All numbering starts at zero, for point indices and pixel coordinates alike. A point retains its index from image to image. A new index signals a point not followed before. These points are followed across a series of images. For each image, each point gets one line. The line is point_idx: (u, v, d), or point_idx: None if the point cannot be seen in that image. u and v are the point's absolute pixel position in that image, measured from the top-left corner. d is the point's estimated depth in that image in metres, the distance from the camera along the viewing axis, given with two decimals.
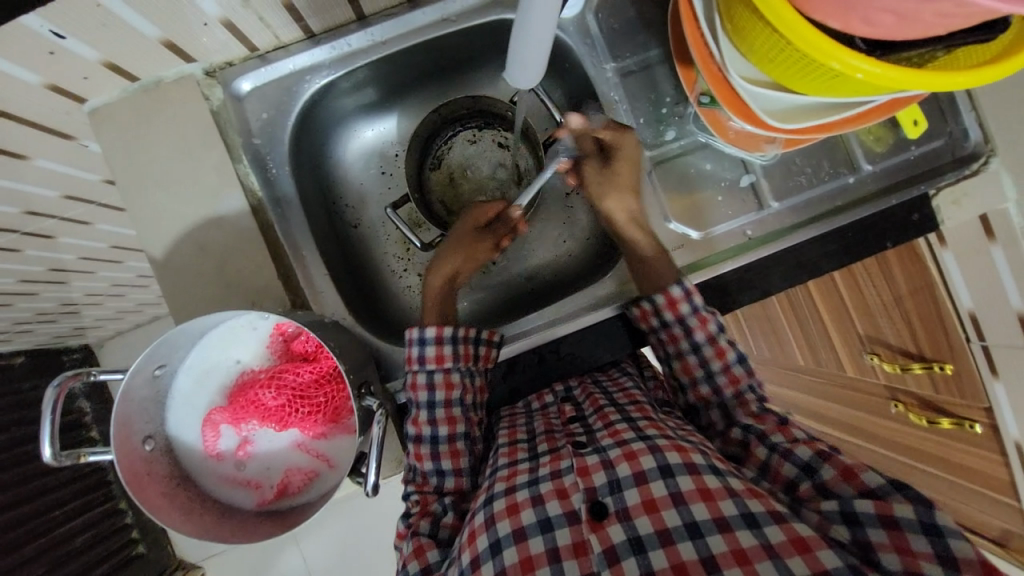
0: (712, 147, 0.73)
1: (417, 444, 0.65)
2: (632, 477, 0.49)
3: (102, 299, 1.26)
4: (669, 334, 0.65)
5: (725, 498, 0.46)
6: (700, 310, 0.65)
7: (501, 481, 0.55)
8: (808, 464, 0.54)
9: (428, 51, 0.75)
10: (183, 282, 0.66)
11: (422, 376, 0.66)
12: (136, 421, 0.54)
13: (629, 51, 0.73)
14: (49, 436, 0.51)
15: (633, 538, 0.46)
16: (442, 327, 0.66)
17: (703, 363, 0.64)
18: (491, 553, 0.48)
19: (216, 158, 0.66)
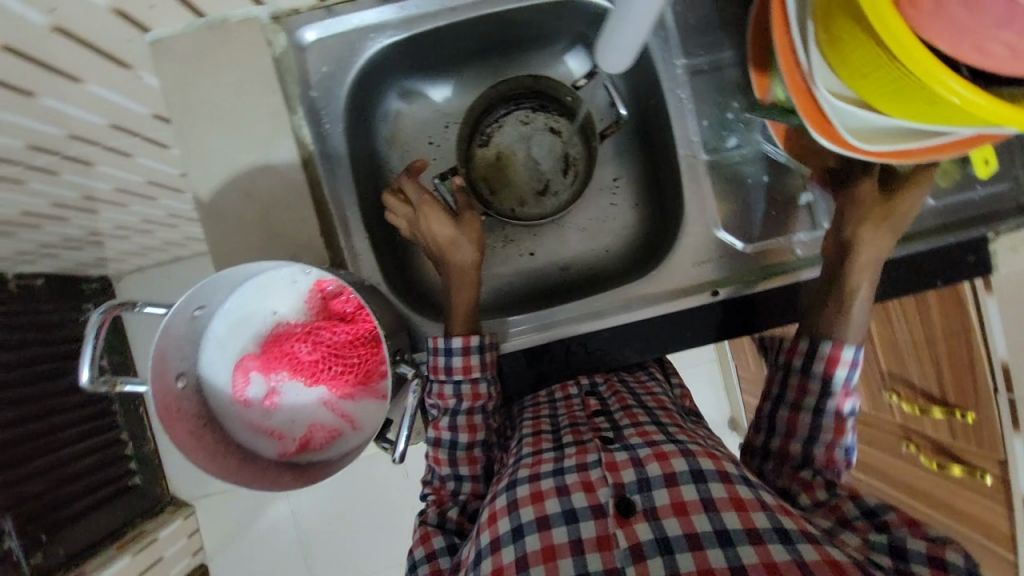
0: (774, 160, 0.71)
1: (436, 448, 0.65)
2: (662, 478, 0.49)
3: (129, 234, 1.27)
4: (800, 382, 0.61)
5: (758, 510, 0.46)
6: (839, 353, 0.59)
7: (525, 468, 0.55)
8: (873, 510, 0.54)
9: (496, 23, 0.73)
10: (226, 226, 0.65)
11: (449, 386, 0.65)
12: (171, 357, 0.54)
13: (701, 50, 0.70)
14: (88, 357, 0.51)
15: (661, 539, 0.46)
16: (468, 336, 0.65)
17: (818, 402, 0.59)
18: (512, 537, 0.48)
19: (272, 106, 0.65)
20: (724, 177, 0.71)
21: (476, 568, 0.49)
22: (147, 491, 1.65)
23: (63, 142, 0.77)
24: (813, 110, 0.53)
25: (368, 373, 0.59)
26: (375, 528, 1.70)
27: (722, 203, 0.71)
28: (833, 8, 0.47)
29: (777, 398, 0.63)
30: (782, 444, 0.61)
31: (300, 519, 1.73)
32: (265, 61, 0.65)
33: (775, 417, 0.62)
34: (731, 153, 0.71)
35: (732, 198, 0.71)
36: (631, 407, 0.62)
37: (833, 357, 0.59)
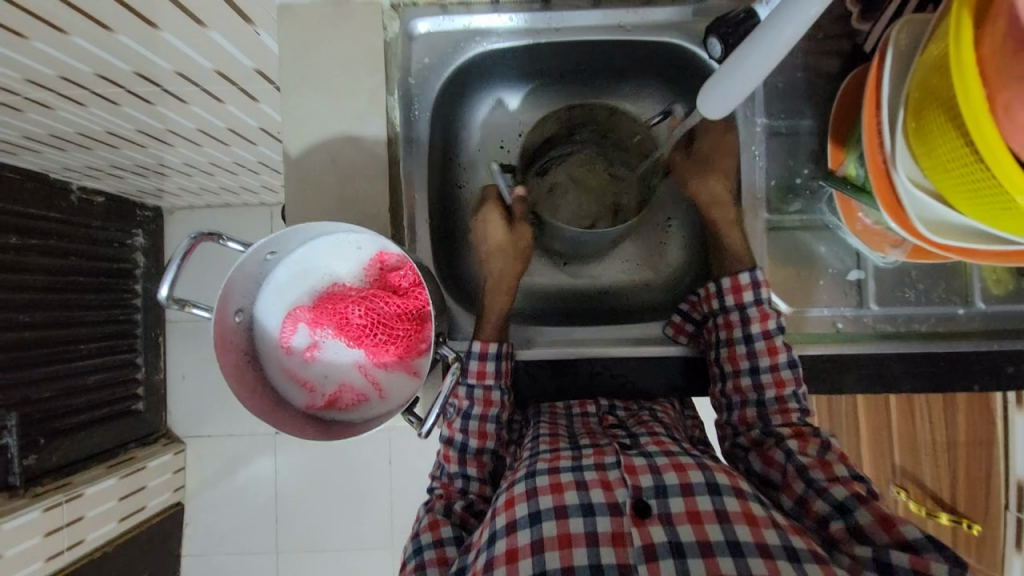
0: (833, 231, 0.73)
1: (446, 444, 0.68)
2: (679, 487, 0.51)
3: (193, 172, 1.34)
4: (725, 319, 0.69)
5: (769, 527, 0.48)
6: (763, 304, 0.68)
7: (544, 460, 0.58)
8: (843, 504, 0.55)
9: (591, 49, 0.76)
10: (305, 184, 0.69)
11: (463, 389, 0.68)
12: (235, 293, 0.58)
13: (782, 113, 0.73)
14: (172, 276, 0.55)
15: (674, 543, 0.48)
16: (487, 342, 0.69)
17: (751, 357, 0.67)
18: (528, 522, 0.51)
19: (374, 84, 0.69)
20: (781, 237, 0.73)
21: (489, 548, 0.52)
22: (146, 419, 1.71)
23: (170, 77, 0.84)
24: (890, 195, 0.56)
25: (410, 349, 0.61)
26: (351, 500, 1.75)
27: (775, 262, 0.73)
28: (925, 101, 0.50)
29: (715, 345, 0.70)
30: (740, 400, 0.67)
31: (282, 479, 1.76)
32: (377, 43, 0.69)
33: (720, 364, 0.69)
34: (792, 216, 0.73)
35: (785, 259, 0.73)
36: (646, 420, 0.66)
37: (760, 309, 0.68)
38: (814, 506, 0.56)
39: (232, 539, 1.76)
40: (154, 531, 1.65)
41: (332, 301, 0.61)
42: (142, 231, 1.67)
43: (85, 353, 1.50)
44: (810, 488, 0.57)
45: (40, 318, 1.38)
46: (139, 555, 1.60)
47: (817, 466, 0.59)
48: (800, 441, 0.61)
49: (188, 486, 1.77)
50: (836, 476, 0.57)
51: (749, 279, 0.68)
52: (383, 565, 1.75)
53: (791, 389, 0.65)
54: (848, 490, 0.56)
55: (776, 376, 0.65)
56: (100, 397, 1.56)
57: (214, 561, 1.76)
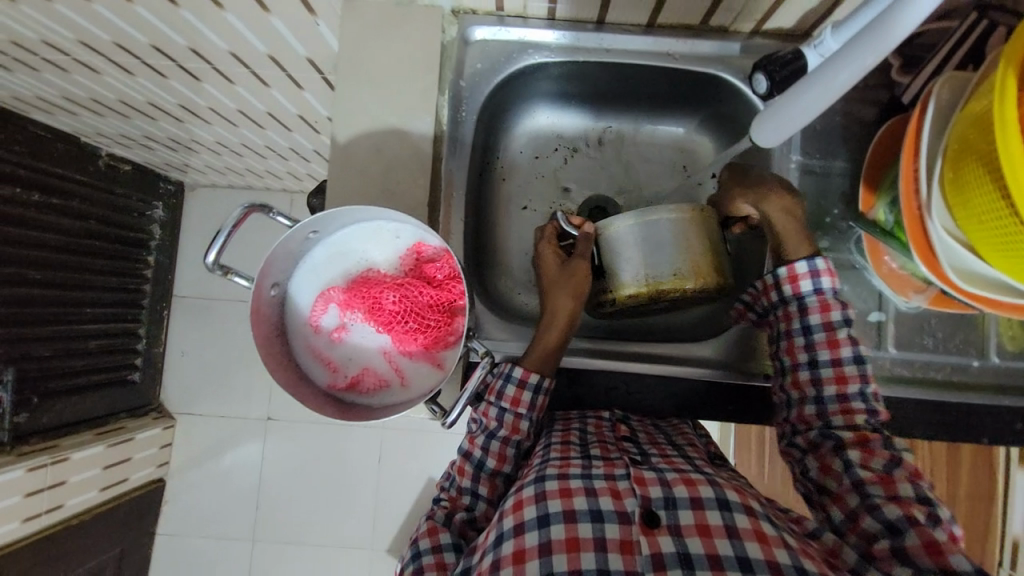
0: (858, 272, 0.74)
1: (465, 458, 0.68)
2: (688, 500, 0.52)
3: (223, 150, 1.36)
4: (784, 311, 0.69)
5: (780, 547, 0.48)
6: (825, 294, 0.67)
7: (553, 466, 0.58)
8: (894, 525, 0.55)
9: (637, 72, 0.79)
10: (349, 171, 0.71)
11: (494, 411, 0.67)
12: (274, 267, 0.60)
13: (817, 153, 0.75)
14: (220, 242, 0.57)
15: (682, 554, 0.48)
16: (528, 372, 0.67)
17: (810, 349, 0.66)
18: (537, 524, 0.51)
19: (426, 83, 0.72)
20: None
21: (496, 549, 0.51)
22: (140, 391, 1.71)
23: (222, 56, 0.86)
24: (920, 239, 0.58)
25: (439, 340, 0.62)
26: (337, 494, 1.73)
27: None
28: (963, 154, 0.52)
29: (775, 338, 0.70)
30: (799, 397, 0.67)
31: (268, 465, 1.75)
32: (434, 45, 0.72)
33: (780, 356, 0.69)
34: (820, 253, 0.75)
35: None
36: (659, 441, 0.67)
37: (821, 300, 0.67)
38: (862, 521, 0.57)
39: (210, 522, 1.74)
40: (133, 505, 1.62)
41: (372, 286, 0.61)
42: (161, 204, 1.70)
43: (90, 317, 1.50)
44: (862, 504, 0.58)
45: (52, 278, 1.38)
46: (116, 529, 1.57)
47: (877, 481, 0.58)
48: (863, 450, 0.60)
49: (173, 463, 1.75)
50: (896, 494, 0.57)
51: (808, 267, 0.67)
52: (360, 565, 1.72)
53: (854, 384, 0.64)
54: (901, 510, 0.55)
55: (838, 370, 0.65)
56: (98, 363, 1.55)
57: (189, 543, 1.73)
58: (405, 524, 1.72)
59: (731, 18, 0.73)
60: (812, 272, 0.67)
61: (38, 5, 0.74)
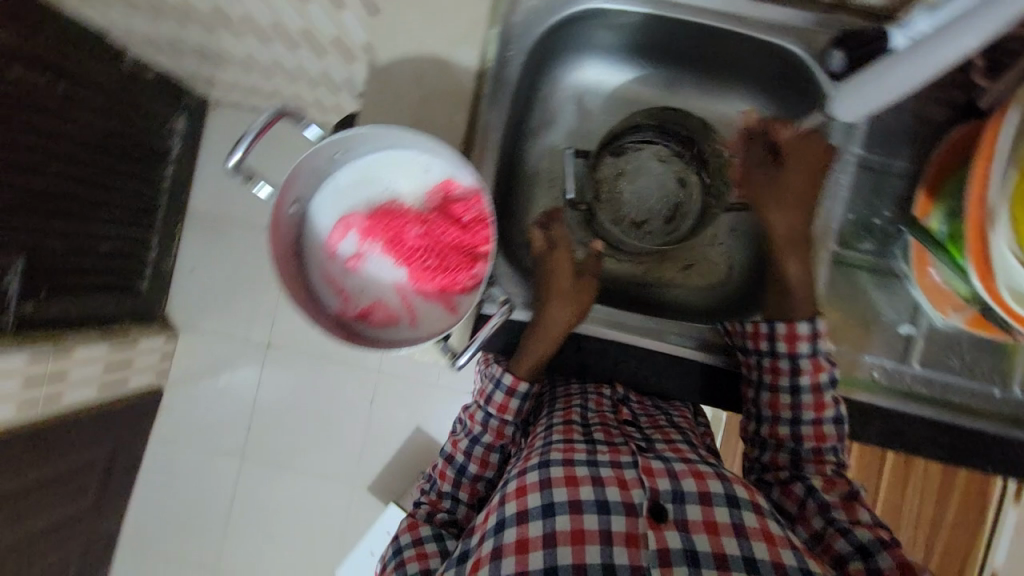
0: (899, 282, 0.71)
1: (446, 462, 0.73)
2: (697, 495, 0.56)
3: (253, 67, 1.31)
4: (773, 363, 0.67)
5: (785, 547, 0.53)
6: (819, 356, 0.65)
7: (558, 451, 0.62)
8: (865, 547, 0.55)
9: (703, 33, 0.73)
10: (384, 95, 0.67)
11: (481, 414, 0.71)
12: (297, 182, 0.57)
13: (879, 149, 0.70)
14: (245, 146, 0.55)
15: (688, 550, 0.53)
16: (518, 381, 0.71)
17: (795, 408, 0.66)
18: (542, 512, 0.55)
19: (478, 12, 0.67)
20: (841, 273, 0.71)
21: (497, 534, 0.56)
22: (146, 300, 1.72)
23: None
24: (978, 251, 0.54)
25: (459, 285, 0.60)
26: (325, 427, 1.78)
27: (832, 297, 0.71)
28: None
29: (756, 386, 0.70)
30: (775, 444, 0.67)
31: (263, 390, 1.78)
32: None
33: (761, 406, 0.69)
34: (861, 254, 0.71)
35: (840, 295, 0.71)
36: (664, 427, 0.70)
37: (814, 361, 0.65)
38: (834, 543, 0.58)
39: (201, 436, 1.79)
40: (129, 409, 1.66)
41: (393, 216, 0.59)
42: (184, 114, 1.67)
43: (104, 221, 1.49)
44: (829, 525, 0.59)
45: (74, 177, 1.35)
46: (111, 430, 1.61)
47: (840, 506, 0.60)
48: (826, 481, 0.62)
49: (171, 375, 1.79)
50: (859, 519, 0.58)
51: (806, 328, 0.65)
52: (340, 499, 1.77)
53: (832, 443, 0.65)
54: (872, 533, 0.56)
55: (818, 429, 0.65)
56: (107, 268, 1.55)
57: (180, 453, 1.79)
58: (389, 467, 1.77)
59: None
60: (808, 334, 0.65)
61: None
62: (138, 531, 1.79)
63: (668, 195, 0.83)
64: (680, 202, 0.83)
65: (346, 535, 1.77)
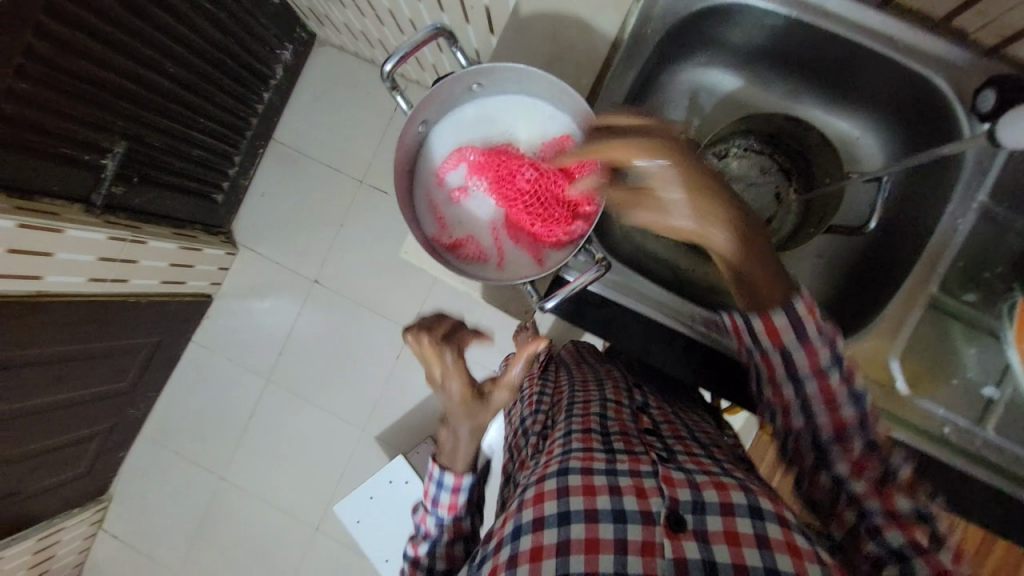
0: (994, 341, 0.68)
1: (412, 566, 0.70)
2: (719, 505, 0.55)
3: (371, 13, 1.37)
4: (762, 357, 0.58)
5: (810, 561, 0.52)
6: (810, 341, 0.56)
7: (577, 459, 0.60)
8: (900, 552, 0.51)
9: (843, 50, 0.72)
10: (518, 47, 0.70)
11: (432, 517, 0.70)
12: (432, 104, 0.60)
13: (1006, 202, 0.68)
14: (401, 57, 0.69)
15: (707, 561, 0.52)
16: (461, 476, 0.69)
17: (800, 400, 0.58)
18: (557, 522, 0.55)
19: None
20: (934, 318, 0.69)
21: (513, 541, 0.55)
22: (218, 211, 1.81)
23: None
24: None
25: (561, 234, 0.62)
26: (351, 369, 1.84)
27: (917, 340, 0.68)
28: None
29: (755, 377, 0.62)
30: (790, 433, 0.60)
31: (302, 321, 1.86)
32: None
33: (766, 397, 0.61)
34: (959, 304, 0.68)
35: (927, 342, 0.69)
36: (685, 440, 0.69)
37: (806, 351, 0.56)
38: (864, 548, 0.54)
39: (236, 350, 1.88)
40: (181, 307, 1.76)
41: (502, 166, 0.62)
42: (291, 46, 1.76)
43: (201, 128, 1.57)
44: (861, 523, 0.54)
45: (187, 81, 1.42)
46: (160, 323, 1.70)
47: (874, 495, 0.54)
48: (855, 466, 0.55)
49: (223, 286, 1.89)
50: (894, 508, 0.53)
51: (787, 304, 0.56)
52: (350, 441, 1.83)
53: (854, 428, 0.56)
54: (908, 537, 0.52)
55: (834, 416, 0.56)
56: (191, 173, 1.63)
57: (212, 360, 1.88)
58: (402, 422, 1.81)
59: (978, 23, 0.66)
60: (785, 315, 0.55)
61: None
62: (159, 424, 1.88)
63: (762, 207, 0.83)
64: (771, 216, 0.83)
65: (346, 477, 1.82)
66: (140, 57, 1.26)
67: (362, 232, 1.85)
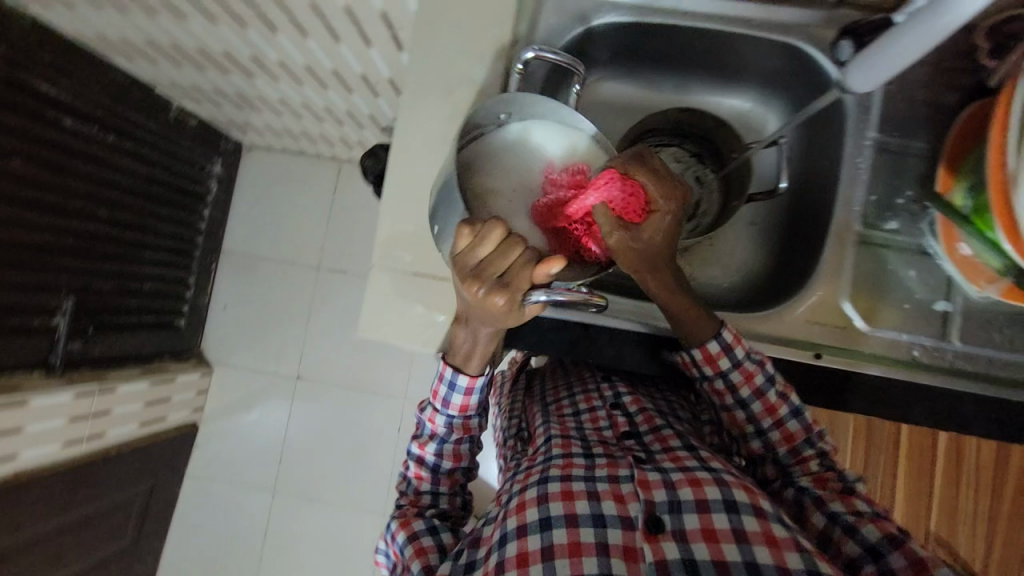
0: (927, 258, 0.72)
1: (419, 464, 0.74)
2: (694, 503, 0.58)
3: (287, 110, 1.43)
4: (730, 415, 0.68)
5: (790, 551, 0.55)
6: (770, 396, 0.66)
7: (557, 467, 0.64)
8: (874, 547, 0.57)
9: (711, 37, 0.78)
10: (417, 111, 0.73)
11: (441, 417, 0.70)
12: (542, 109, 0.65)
13: (895, 132, 0.73)
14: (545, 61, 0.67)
15: (687, 560, 0.56)
16: (474, 379, 0.67)
17: (768, 448, 0.66)
18: (539, 527, 0.59)
19: (499, 33, 0.73)
20: (869, 252, 0.72)
21: (501, 548, 0.60)
22: (183, 336, 1.78)
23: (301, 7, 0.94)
24: (1002, 208, 0.57)
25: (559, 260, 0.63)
26: (355, 456, 1.78)
27: (862, 280, 0.71)
28: None
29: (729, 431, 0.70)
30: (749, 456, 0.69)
31: (295, 421, 1.80)
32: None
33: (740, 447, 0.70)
34: (886, 234, 0.72)
35: (871, 279, 0.71)
36: (665, 434, 0.70)
37: (766, 403, 0.66)
38: (844, 547, 0.59)
39: (235, 470, 1.80)
40: (167, 443, 1.69)
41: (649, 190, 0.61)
42: (220, 160, 1.77)
43: (146, 260, 1.55)
44: (839, 526, 0.60)
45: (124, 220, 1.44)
46: (149, 465, 1.63)
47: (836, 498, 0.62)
48: (816, 481, 0.64)
49: (206, 410, 1.82)
50: (854, 508, 0.61)
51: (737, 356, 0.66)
52: (372, 533, 1.75)
53: (802, 439, 0.65)
54: (879, 531, 0.58)
55: (786, 434, 0.65)
56: (150, 306, 1.62)
57: (211, 489, 1.80)
58: None
59: None
60: (744, 356, 0.66)
61: None
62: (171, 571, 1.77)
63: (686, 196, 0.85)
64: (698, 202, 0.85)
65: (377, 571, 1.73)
66: (73, 209, 1.28)
67: (333, 317, 1.84)
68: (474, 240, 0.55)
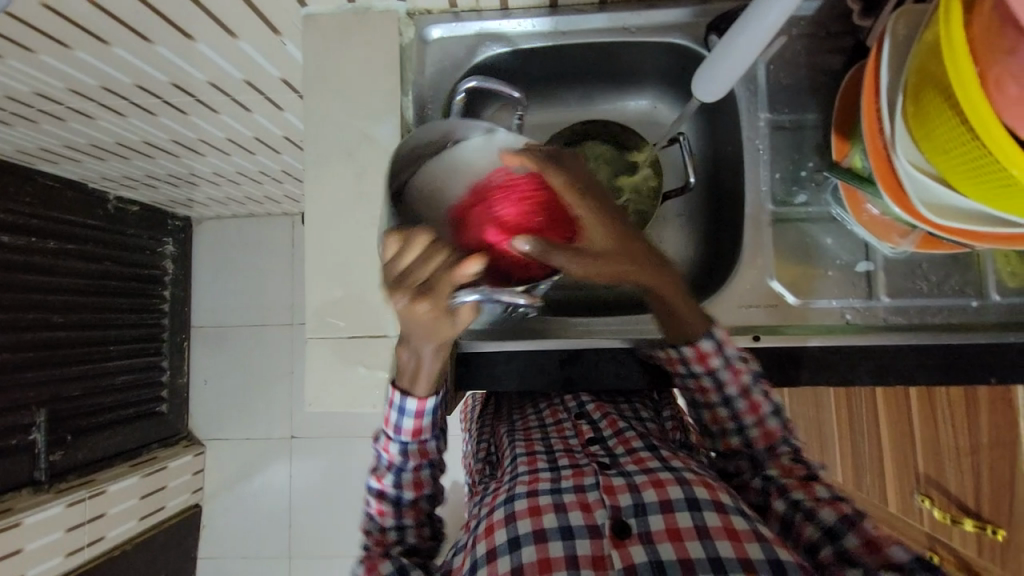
0: (840, 223, 0.74)
1: (380, 499, 0.68)
2: (658, 504, 0.58)
3: (221, 180, 1.42)
4: (713, 412, 0.68)
5: (751, 542, 0.54)
6: (753, 393, 0.66)
7: (523, 484, 0.63)
8: (833, 530, 0.58)
9: (597, 49, 0.79)
10: (326, 178, 0.74)
11: (396, 445, 0.66)
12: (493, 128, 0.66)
13: (786, 108, 0.75)
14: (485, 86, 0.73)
15: (654, 561, 0.54)
16: (425, 399, 0.64)
17: (748, 445, 0.66)
18: (508, 547, 0.56)
19: (389, 85, 0.74)
20: (786, 229, 0.74)
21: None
22: (168, 422, 1.73)
23: (203, 87, 0.93)
24: (886, 169, 0.59)
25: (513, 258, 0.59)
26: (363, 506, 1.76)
27: (784, 256, 0.74)
28: (920, 84, 0.52)
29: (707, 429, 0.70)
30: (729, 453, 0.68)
31: (297, 483, 1.77)
32: (393, 51, 0.74)
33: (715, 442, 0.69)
34: (799, 208, 0.74)
35: (792, 253, 0.74)
36: (626, 436, 0.70)
37: (750, 401, 0.66)
38: (805, 532, 0.60)
39: (248, 543, 1.77)
40: (172, 533, 1.65)
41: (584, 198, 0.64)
42: (172, 239, 1.74)
43: (113, 355, 1.52)
44: (801, 513, 0.60)
45: (79, 321, 1.42)
46: (157, 558, 1.60)
47: (800, 487, 0.62)
48: (782, 470, 0.64)
49: (207, 490, 1.78)
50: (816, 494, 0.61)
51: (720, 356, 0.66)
52: None
53: (780, 436, 0.66)
54: (836, 513, 0.59)
55: (765, 429, 0.66)
56: (127, 400, 1.59)
57: (229, 568, 1.76)
58: None
59: None
60: (729, 354, 0.66)
61: (21, 56, 0.80)
62: None
63: None
64: None
65: None
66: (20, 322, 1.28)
67: None
68: (400, 246, 0.52)
